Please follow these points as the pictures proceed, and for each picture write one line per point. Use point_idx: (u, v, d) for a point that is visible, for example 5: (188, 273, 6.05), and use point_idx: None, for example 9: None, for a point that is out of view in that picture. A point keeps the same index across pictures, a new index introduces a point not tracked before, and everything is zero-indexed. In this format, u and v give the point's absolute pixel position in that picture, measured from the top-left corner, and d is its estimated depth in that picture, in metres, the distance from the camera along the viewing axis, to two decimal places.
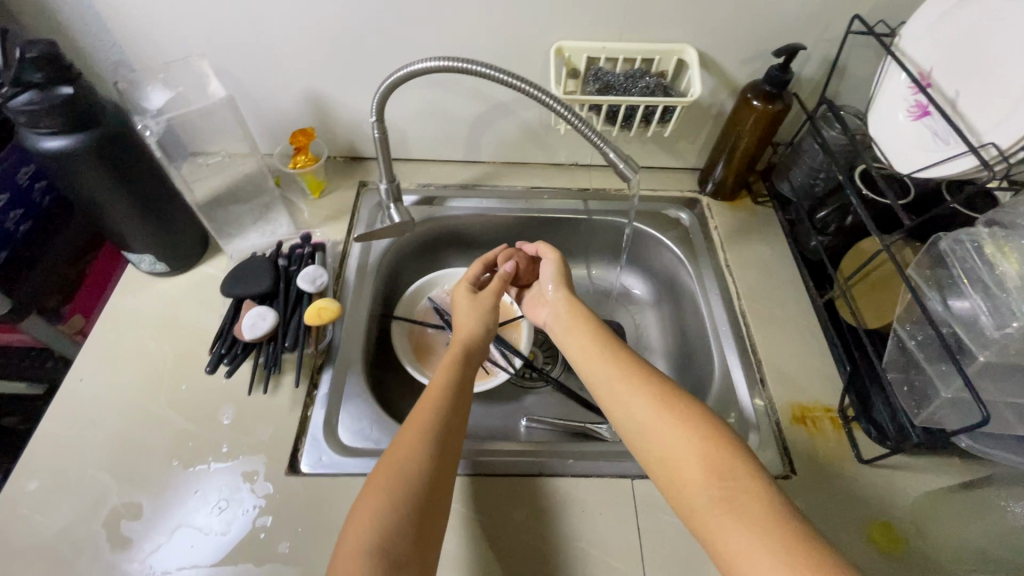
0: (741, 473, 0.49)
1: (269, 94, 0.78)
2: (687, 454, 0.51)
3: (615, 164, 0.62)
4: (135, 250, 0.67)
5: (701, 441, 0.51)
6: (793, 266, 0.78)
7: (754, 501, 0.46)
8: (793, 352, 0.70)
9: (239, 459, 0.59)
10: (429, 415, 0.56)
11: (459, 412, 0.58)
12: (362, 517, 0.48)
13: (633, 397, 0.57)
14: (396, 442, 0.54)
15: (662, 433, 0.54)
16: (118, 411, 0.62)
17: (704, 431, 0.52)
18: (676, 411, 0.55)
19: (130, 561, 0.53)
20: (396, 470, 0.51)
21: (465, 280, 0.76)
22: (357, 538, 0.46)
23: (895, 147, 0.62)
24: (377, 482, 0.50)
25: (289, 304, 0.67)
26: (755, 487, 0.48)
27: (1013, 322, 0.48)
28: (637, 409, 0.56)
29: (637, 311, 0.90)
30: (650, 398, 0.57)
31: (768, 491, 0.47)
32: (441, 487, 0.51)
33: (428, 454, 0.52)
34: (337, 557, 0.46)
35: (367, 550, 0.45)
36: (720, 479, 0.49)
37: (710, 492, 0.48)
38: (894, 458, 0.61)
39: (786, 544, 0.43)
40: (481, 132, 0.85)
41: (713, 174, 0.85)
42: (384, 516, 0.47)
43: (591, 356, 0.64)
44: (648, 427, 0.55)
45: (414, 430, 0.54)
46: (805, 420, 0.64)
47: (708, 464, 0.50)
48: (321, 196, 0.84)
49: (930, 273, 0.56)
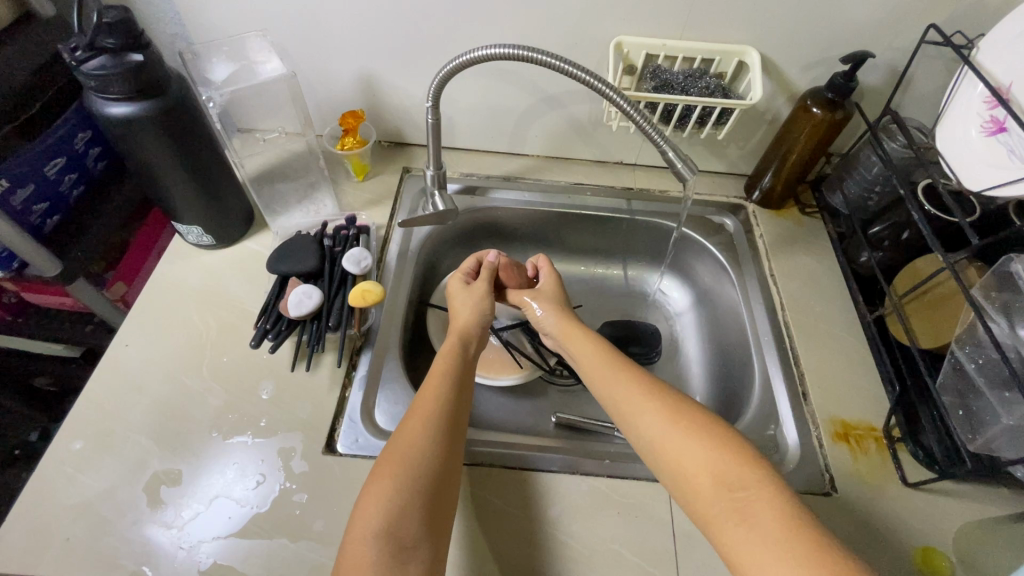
0: (749, 481, 0.48)
1: (321, 75, 0.78)
2: (698, 465, 0.50)
3: (674, 164, 0.61)
4: (183, 220, 0.68)
5: (708, 447, 0.51)
6: (840, 280, 0.76)
7: (764, 509, 0.46)
8: (838, 368, 0.68)
9: (278, 435, 0.59)
10: (433, 403, 0.55)
11: (461, 402, 0.58)
12: (368, 501, 0.48)
13: (645, 403, 0.56)
14: (400, 429, 0.53)
15: (668, 440, 0.53)
16: (162, 378, 0.62)
17: (714, 437, 0.51)
18: (684, 418, 0.54)
19: (168, 528, 0.53)
20: (402, 458, 0.50)
21: (458, 273, 0.74)
22: (365, 522, 0.46)
23: (965, 162, 0.60)
24: (384, 468, 0.50)
25: (334, 283, 0.67)
26: (765, 493, 0.47)
27: None
28: (648, 416, 0.55)
29: (674, 316, 0.89)
30: (660, 408, 0.55)
31: (779, 497, 0.46)
32: (449, 477, 0.51)
33: (434, 443, 0.52)
34: (346, 542, 0.46)
35: (375, 535, 0.45)
36: (729, 489, 0.48)
37: (722, 503, 0.47)
38: (941, 483, 0.59)
39: (801, 555, 0.42)
40: (529, 124, 0.84)
41: (761, 182, 0.83)
42: (389, 502, 0.47)
43: (598, 368, 0.63)
44: (656, 436, 0.54)
45: (419, 418, 0.54)
46: (848, 438, 0.63)
47: (718, 472, 0.49)
48: (365, 179, 0.84)
49: (997, 295, 0.54)
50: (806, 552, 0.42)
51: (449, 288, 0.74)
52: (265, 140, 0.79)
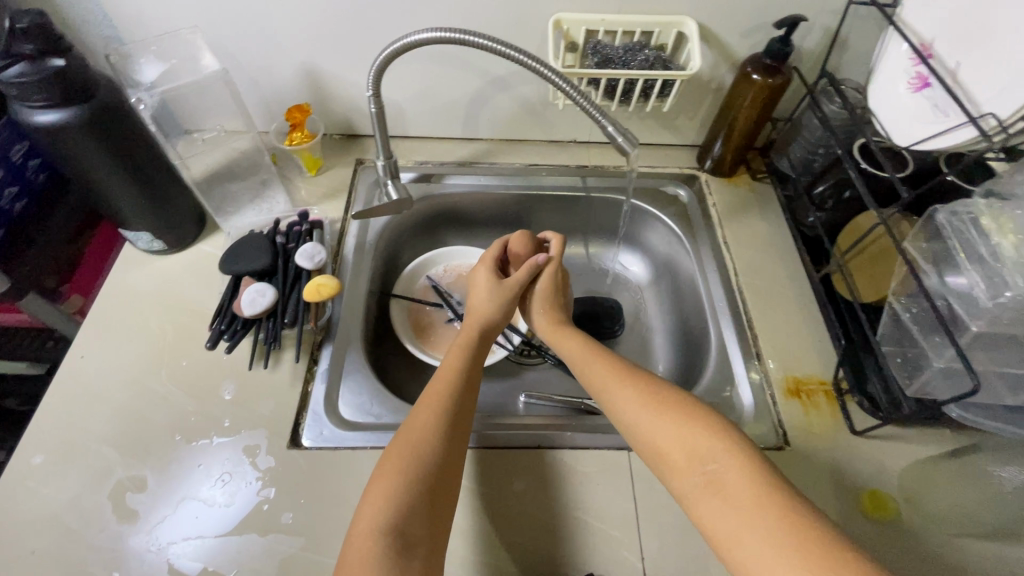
0: (718, 453, 0.49)
1: (262, 69, 0.77)
2: (675, 442, 0.51)
3: (615, 138, 0.62)
4: (130, 227, 0.67)
5: (676, 425, 0.52)
6: (790, 242, 0.78)
7: (735, 478, 0.47)
8: (787, 327, 0.71)
9: (242, 433, 0.60)
10: (437, 395, 0.57)
11: (470, 396, 0.59)
12: (372, 499, 0.49)
13: (619, 391, 0.58)
14: (407, 424, 0.54)
15: (644, 424, 0.54)
16: (121, 387, 0.62)
17: (683, 414, 0.53)
18: (663, 400, 0.55)
19: (136, 532, 0.54)
20: (413, 450, 0.51)
21: (486, 260, 0.75)
22: (371, 518, 0.47)
23: (895, 119, 0.61)
24: (388, 461, 0.51)
25: (288, 280, 0.67)
26: (734, 463, 0.48)
27: (1007, 292, 0.47)
28: (623, 403, 0.57)
29: (635, 290, 0.90)
30: (638, 394, 0.57)
31: (747, 464, 0.48)
32: (453, 468, 0.52)
33: (442, 434, 0.53)
34: (351, 537, 0.47)
35: (382, 529, 0.46)
36: (702, 463, 0.49)
37: (696, 478, 0.49)
38: (886, 428, 0.62)
39: (773, 523, 0.43)
40: (479, 108, 0.84)
41: (712, 151, 0.84)
42: (396, 498, 0.48)
43: (587, 365, 0.63)
44: (632, 419, 0.55)
45: (425, 411, 0.55)
46: (800, 393, 0.65)
47: (688, 449, 0.50)
48: (318, 173, 0.83)
49: (926, 248, 0.55)
50: (779, 515, 0.44)
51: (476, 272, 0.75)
52: (205, 140, 0.77)
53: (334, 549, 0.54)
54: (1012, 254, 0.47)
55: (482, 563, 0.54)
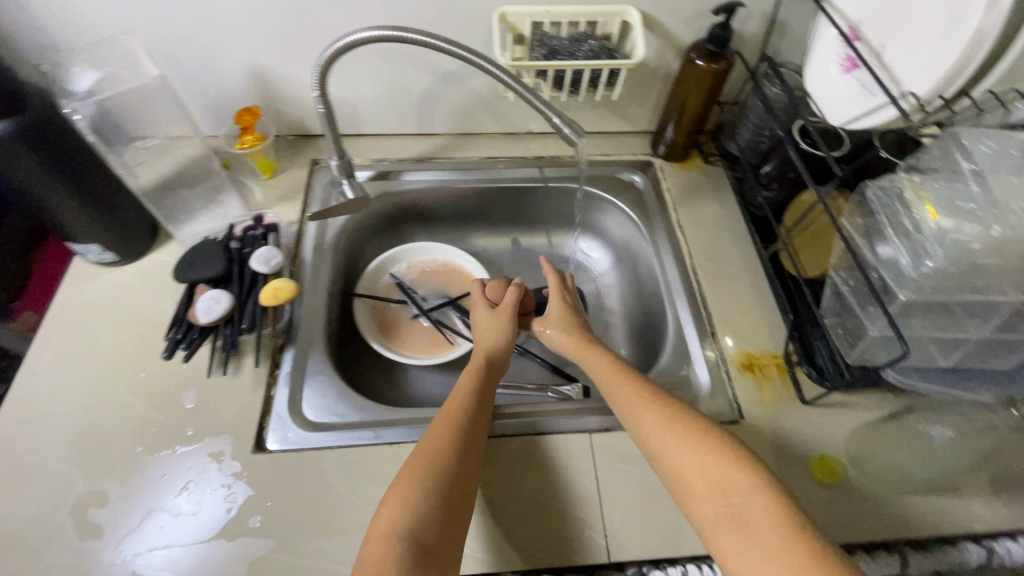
0: (744, 485, 0.48)
1: (206, 71, 0.75)
2: (701, 468, 0.50)
3: (561, 129, 0.63)
4: (78, 241, 0.66)
5: (703, 452, 0.51)
6: (740, 223, 0.80)
7: (761, 513, 0.46)
8: (739, 304, 0.73)
9: (205, 440, 0.60)
10: (455, 415, 0.57)
11: (485, 419, 0.58)
12: (390, 503, 0.49)
13: (644, 412, 0.57)
14: (427, 437, 0.55)
15: (665, 447, 0.53)
16: (77, 403, 0.61)
17: (713, 442, 0.52)
18: (690, 425, 0.54)
19: (101, 546, 0.54)
20: (430, 465, 0.51)
21: (477, 299, 0.75)
22: (388, 522, 0.48)
23: (830, 100, 0.63)
24: (406, 472, 0.51)
25: (245, 285, 0.66)
26: (760, 499, 0.47)
27: (927, 260, 0.49)
28: (648, 424, 0.56)
29: (598, 276, 0.92)
30: (665, 416, 0.55)
31: (776, 501, 0.46)
32: (467, 487, 0.52)
33: (458, 452, 0.53)
34: (368, 537, 0.47)
35: (398, 535, 0.46)
36: (726, 493, 0.48)
37: (718, 508, 0.48)
38: (832, 396, 0.65)
39: (793, 562, 0.42)
40: (433, 103, 0.84)
41: (664, 137, 0.86)
42: (413, 505, 0.48)
43: (612, 386, 0.61)
44: (653, 441, 0.55)
45: (443, 430, 0.55)
46: (753, 368, 0.68)
47: (714, 478, 0.49)
48: (273, 176, 0.82)
49: (861, 223, 0.58)
50: (801, 553, 0.43)
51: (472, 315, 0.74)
52: (147, 148, 0.75)
53: (304, 548, 0.54)
54: (933, 225, 0.49)
55: None
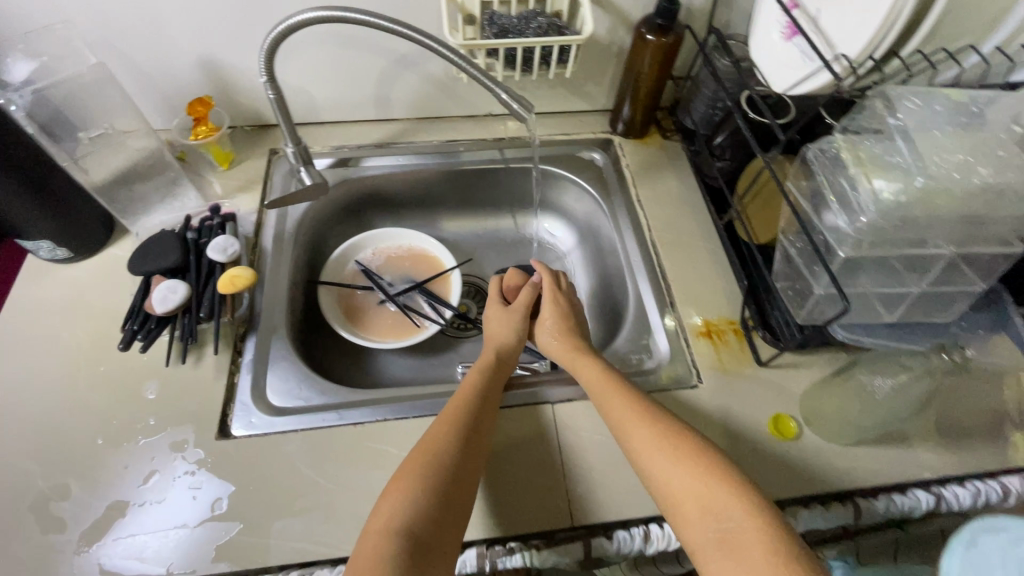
0: (735, 510, 0.48)
1: (154, 62, 0.74)
2: (693, 490, 0.50)
3: (510, 105, 0.63)
4: (29, 237, 0.65)
5: (695, 476, 0.51)
6: (698, 195, 0.82)
7: (751, 538, 0.46)
8: (697, 274, 0.75)
9: (168, 429, 0.60)
10: (456, 417, 0.57)
11: (486, 423, 0.58)
12: (390, 497, 0.50)
13: (637, 427, 0.56)
14: (428, 437, 0.55)
15: (657, 465, 0.53)
16: (35, 399, 0.61)
17: (705, 463, 0.52)
18: (683, 445, 0.54)
19: (64, 538, 0.54)
20: (429, 467, 0.52)
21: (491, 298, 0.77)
22: (388, 516, 0.49)
23: (774, 67, 0.64)
24: (405, 471, 0.52)
25: (202, 275, 0.66)
26: (751, 526, 0.47)
27: (862, 216, 0.51)
28: (639, 441, 0.55)
29: (563, 255, 0.93)
30: (659, 433, 0.55)
31: (767, 530, 0.46)
32: (465, 487, 0.53)
33: (456, 456, 0.54)
34: (367, 529, 0.49)
35: (396, 532, 0.48)
36: (717, 518, 0.48)
37: (709, 532, 0.48)
38: (786, 357, 0.67)
39: None
40: (389, 88, 0.84)
41: (621, 114, 0.86)
42: (411, 503, 0.49)
43: (605, 398, 0.60)
44: (644, 455, 0.54)
45: (443, 435, 0.55)
46: (710, 334, 0.70)
47: (705, 502, 0.49)
48: (230, 166, 0.82)
49: (804, 185, 0.59)
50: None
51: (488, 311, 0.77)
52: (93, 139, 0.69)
53: (269, 529, 0.55)
54: (865, 182, 0.50)
55: None
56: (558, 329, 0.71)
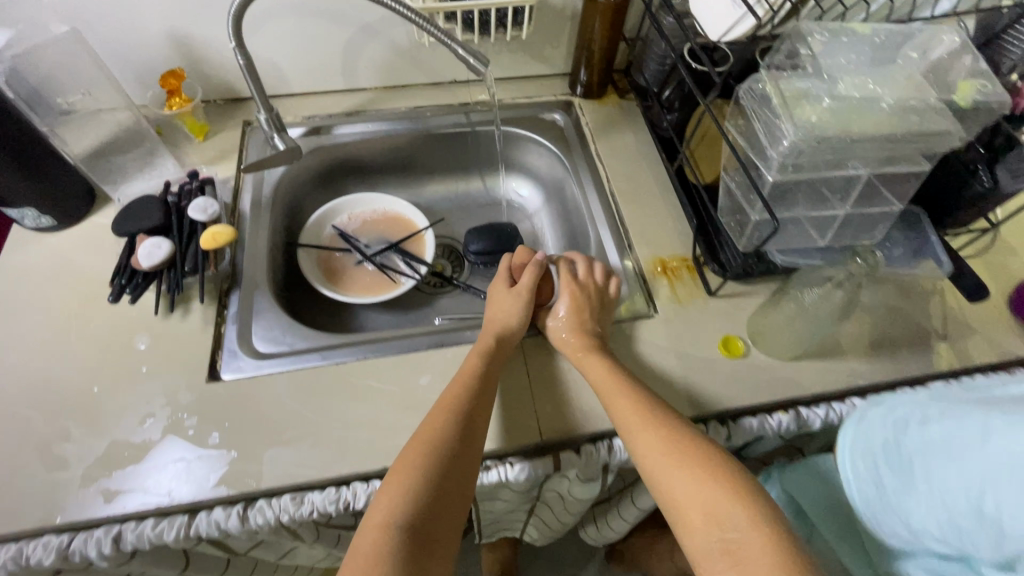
0: (742, 524, 0.49)
1: (124, 37, 0.77)
2: (700, 497, 0.52)
3: (467, 59, 0.69)
4: (14, 205, 0.67)
5: (703, 483, 0.52)
6: (652, 147, 0.87)
7: (756, 554, 0.48)
8: (652, 218, 0.80)
9: (160, 375, 0.64)
10: (451, 419, 0.57)
11: (480, 428, 0.58)
12: (388, 488, 0.53)
13: (644, 429, 0.57)
14: (421, 433, 0.56)
15: (663, 469, 0.54)
16: (31, 355, 0.64)
17: (715, 473, 0.53)
18: (693, 452, 0.55)
19: (69, 474, 0.58)
20: (424, 473, 0.53)
21: (500, 280, 0.74)
22: (386, 508, 0.51)
23: (709, 17, 0.70)
24: (401, 463, 0.54)
25: (184, 234, 0.70)
26: (756, 538, 0.49)
27: (783, 142, 0.56)
28: (648, 443, 0.56)
29: (531, 214, 0.98)
30: (669, 437, 0.56)
31: (771, 544, 0.48)
32: (460, 498, 0.54)
33: (449, 463, 0.54)
34: (364, 523, 0.51)
35: (391, 527, 0.50)
36: (722, 528, 0.50)
37: (713, 542, 0.49)
38: (733, 287, 0.73)
39: None
40: (355, 58, 0.87)
41: (579, 77, 0.91)
42: (407, 501, 0.52)
43: (616, 398, 0.59)
44: (649, 459, 0.55)
45: (440, 444, 0.55)
46: (665, 271, 0.75)
47: (709, 510, 0.51)
48: (206, 138, 0.85)
49: (740, 123, 0.64)
50: None
51: (492, 290, 0.74)
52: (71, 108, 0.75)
53: (261, 457, 0.60)
54: (784, 112, 0.55)
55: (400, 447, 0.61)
56: (574, 317, 0.68)
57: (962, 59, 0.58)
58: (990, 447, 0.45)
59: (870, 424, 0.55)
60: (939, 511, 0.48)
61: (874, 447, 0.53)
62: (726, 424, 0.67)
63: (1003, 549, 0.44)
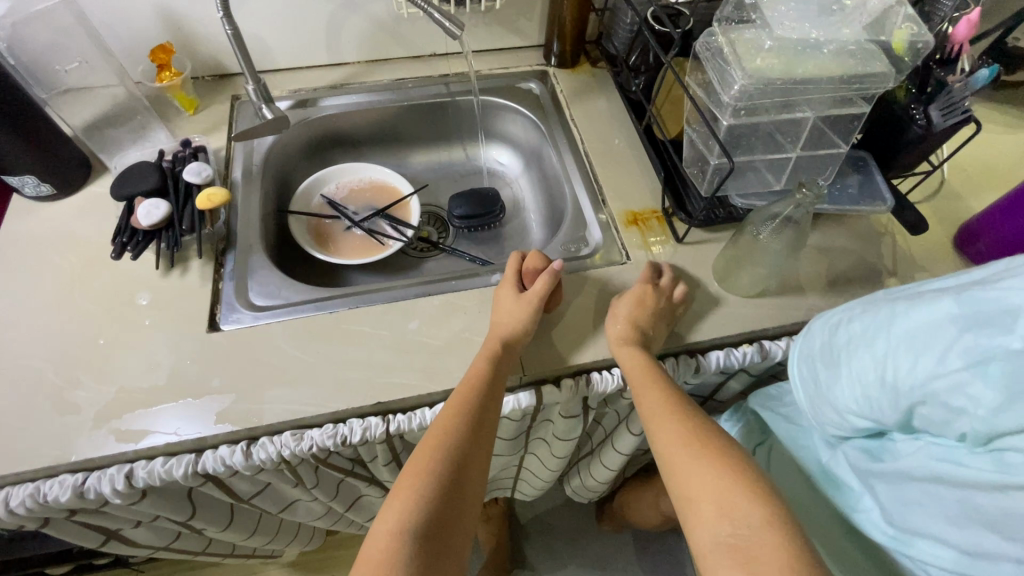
0: (756, 520, 0.49)
1: (116, 12, 0.80)
2: (715, 491, 0.52)
3: (444, 24, 0.73)
4: (14, 172, 0.70)
5: (720, 479, 0.53)
6: (622, 111, 0.92)
7: (767, 551, 0.47)
8: (623, 174, 0.85)
9: (163, 327, 0.68)
10: (458, 424, 0.59)
11: (486, 436, 0.60)
12: (397, 495, 0.55)
13: (668, 428, 0.59)
14: (431, 436, 0.58)
15: (680, 466, 0.55)
16: (38, 311, 0.68)
17: (734, 472, 0.53)
18: (713, 451, 0.55)
19: (81, 416, 0.61)
20: (431, 477, 0.55)
21: (507, 281, 0.71)
22: (394, 514, 0.53)
23: None
24: (410, 470, 0.56)
25: (180, 197, 0.74)
26: (769, 535, 0.48)
27: (734, 86, 0.61)
28: (668, 442, 0.58)
29: (511, 181, 1.03)
30: (690, 438, 0.57)
31: (783, 542, 0.47)
32: (466, 504, 0.56)
33: (455, 471, 0.56)
34: (375, 530, 0.53)
35: (400, 531, 0.52)
36: (733, 522, 0.49)
37: (721, 535, 0.49)
38: (699, 235, 0.79)
39: None
40: (338, 32, 0.91)
41: (553, 48, 0.96)
42: (416, 506, 0.53)
43: (648, 402, 0.62)
44: (670, 458, 0.57)
45: (449, 452, 0.57)
46: (637, 222, 0.80)
47: (723, 505, 0.51)
48: (196, 111, 0.88)
49: (700, 77, 0.69)
50: None
51: (500, 292, 0.71)
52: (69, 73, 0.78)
53: (262, 397, 0.64)
54: (735, 58, 0.60)
55: (391, 383, 0.65)
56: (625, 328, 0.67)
57: (896, 9, 0.62)
58: (893, 329, 0.52)
59: (812, 329, 0.62)
60: (858, 387, 0.55)
61: (814, 348, 0.60)
62: (695, 356, 0.73)
63: (901, 409, 0.52)
